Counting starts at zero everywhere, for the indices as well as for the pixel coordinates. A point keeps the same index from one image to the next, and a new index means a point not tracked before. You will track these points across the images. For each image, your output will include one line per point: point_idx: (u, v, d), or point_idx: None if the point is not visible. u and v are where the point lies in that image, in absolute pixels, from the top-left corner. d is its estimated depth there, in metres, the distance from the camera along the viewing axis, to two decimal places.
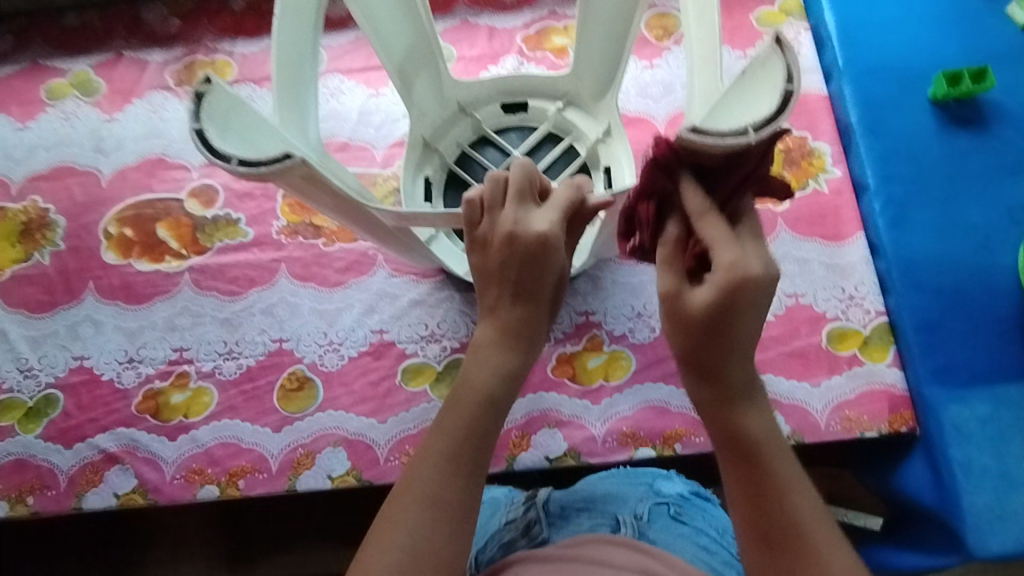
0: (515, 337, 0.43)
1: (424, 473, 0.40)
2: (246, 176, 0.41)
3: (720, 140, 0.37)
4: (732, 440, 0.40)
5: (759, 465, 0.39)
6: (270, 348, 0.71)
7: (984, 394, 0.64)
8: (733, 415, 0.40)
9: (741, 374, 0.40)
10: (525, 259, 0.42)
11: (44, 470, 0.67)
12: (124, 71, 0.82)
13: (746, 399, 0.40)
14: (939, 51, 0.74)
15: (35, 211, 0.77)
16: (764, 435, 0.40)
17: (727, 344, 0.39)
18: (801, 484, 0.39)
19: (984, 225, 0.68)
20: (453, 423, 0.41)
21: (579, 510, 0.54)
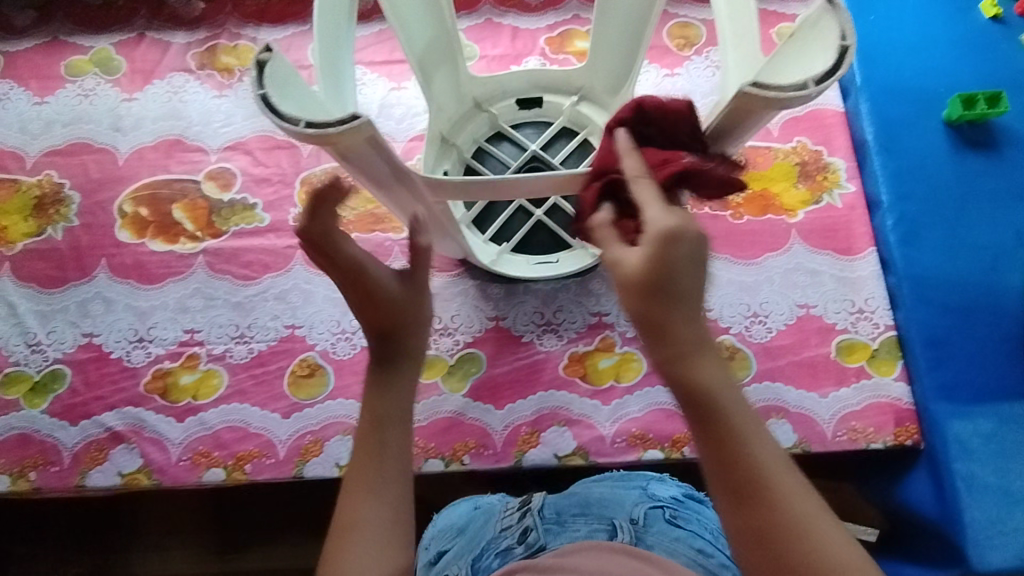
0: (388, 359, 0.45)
1: (348, 517, 0.41)
2: (313, 139, 0.41)
3: (784, 92, 0.40)
4: (687, 392, 0.35)
5: (716, 416, 0.35)
6: (282, 334, 0.70)
7: (990, 411, 0.65)
8: (687, 364, 0.36)
9: (690, 320, 0.37)
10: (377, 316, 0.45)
11: (48, 446, 0.67)
12: (145, 52, 0.82)
13: (700, 347, 0.36)
14: (954, 74, 0.76)
15: (50, 186, 0.76)
16: (720, 379, 0.36)
17: (671, 295, 0.36)
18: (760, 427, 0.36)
19: (993, 245, 0.70)
20: (360, 457, 0.43)
21: (575, 516, 0.53)
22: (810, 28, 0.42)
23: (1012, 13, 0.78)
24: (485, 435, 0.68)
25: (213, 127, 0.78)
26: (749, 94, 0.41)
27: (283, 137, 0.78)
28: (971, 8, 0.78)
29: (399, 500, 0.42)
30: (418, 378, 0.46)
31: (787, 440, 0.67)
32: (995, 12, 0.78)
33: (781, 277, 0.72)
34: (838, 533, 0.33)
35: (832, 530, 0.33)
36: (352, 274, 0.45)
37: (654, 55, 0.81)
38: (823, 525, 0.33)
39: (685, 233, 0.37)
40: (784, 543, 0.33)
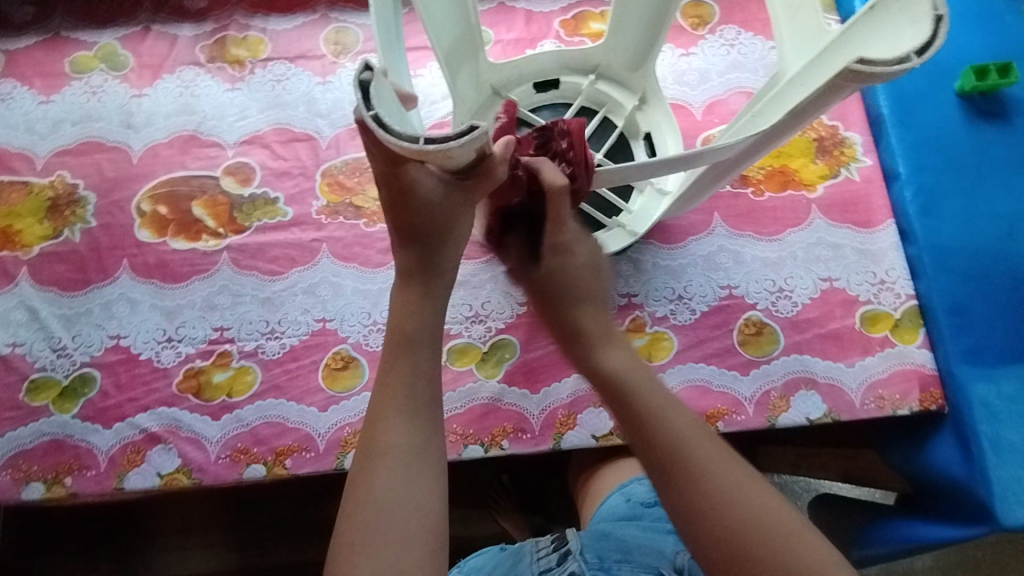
0: (413, 276, 0.51)
1: (384, 437, 0.46)
2: (431, 155, 0.39)
3: (890, 67, 0.41)
4: (602, 380, 0.51)
5: (626, 401, 0.50)
6: (314, 327, 0.70)
7: (1011, 374, 0.67)
8: (596, 359, 0.53)
9: (596, 321, 0.55)
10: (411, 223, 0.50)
11: (82, 450, 0.66)
12: (152, 46, 0.80)
13: (605, 342, 0.54)
14: (966, 46, 0.77)
15: (63, 186, 0.75)
16: (627, 371, 0.51)
17: (574, 301, 0.56)
18: (675, 408, 0.49)
19: (1009, 213, 0.72)
20: (395, 379, 0.48)
21: (619, 562, 0.58)
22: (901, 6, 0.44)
23: None
24: (523, 420, 0.68)
25: (228, 121, 0.77)
26: (853, 73, 0.42)
27: (300, 129, 0.77)
28: None
29: (430, 423, 0.47)
30: (448, 291, 0.52)
31: (817, 411, 0.68)
32: None
33: (803, 252, 0.73)
34: (732, 473, 0.45)
35: (727, 472, 0.45)
36: (396, 183, 0.47)
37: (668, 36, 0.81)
38: (721, 470, 0.45)
39: (575, 252, 0.57)
40: (698, 488, 0.44)
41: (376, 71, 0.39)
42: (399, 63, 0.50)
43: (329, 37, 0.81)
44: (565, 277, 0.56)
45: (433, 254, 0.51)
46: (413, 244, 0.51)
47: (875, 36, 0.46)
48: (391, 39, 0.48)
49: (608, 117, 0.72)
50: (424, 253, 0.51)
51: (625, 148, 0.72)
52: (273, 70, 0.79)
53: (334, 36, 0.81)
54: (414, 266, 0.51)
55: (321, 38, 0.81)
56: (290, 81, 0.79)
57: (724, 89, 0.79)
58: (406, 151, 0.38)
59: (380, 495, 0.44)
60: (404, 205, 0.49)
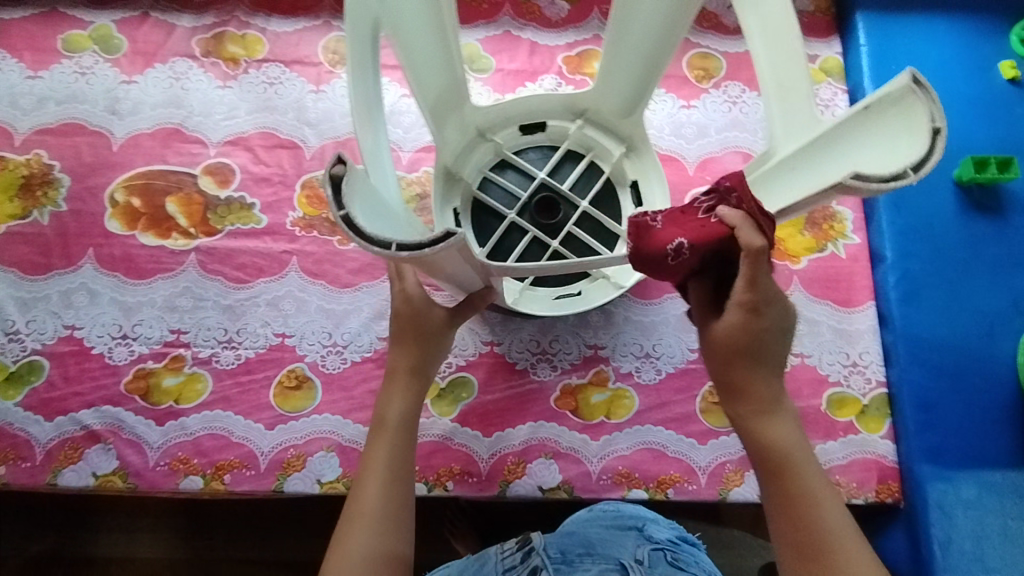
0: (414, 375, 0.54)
1: (364, 504, 0.48)
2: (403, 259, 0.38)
3: (883, 184, 0.40)
4: (760, 450, 0.44)
5: (783, 477, 0.43)
6: (272, 342, 0.69)
7: (970, 477, 0.66)
8: (758, 429, 0.44)
9: (771, 385, 0.45)
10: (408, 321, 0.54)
11: (20, 440, 0.65)
12: (149, 33, 0.79)
13: (770, 411, 0.44)
14: (968, 136, 0.77)
15: (39, 166, 0.73)
16: (791, 444, 0.44)
17: (760, 355, 0.44)
18: (829, 496, 0.43)
19: (990, 312, 0.71)
20: (377, 455, 0.51)
21: (581, 556, 0.54)
22: (900, 110, 0.43)
23: None
24: (471, 462, 0.67)
25: (214, 119, 0.76)
26: (847, 187, 0.41)
27: (286, 136, 0.76)
28: (991, 67, 0.79)
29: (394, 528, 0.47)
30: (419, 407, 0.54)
31: None
32: (1014, 74, 0.79)
33: None
34: None
35: None
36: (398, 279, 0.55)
37: (671, 85, 0.80)
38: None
39: (768, 309, 0.43)
40: None
41: (350, 163, 0.38)
42: (380, 125, 0.51)
43: (327, 45, 0.79)
44: (750, 341, 0.44)
45: (425, 354, 0.55)
46: (408, 344, 0.55)
47: (869, 134, 0.44)
48: (371, 106, 0.49)
49: (595, 162, 0.70)
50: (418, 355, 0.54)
51: (612, 196, 0.69)
52: (267, 72, 0.78)
53: (333, 45, 0.80)
54: (404, 365, 0.55)
55: (320, 45, 0.79)
56: (282, 85, 0.77)
57: (720, 146, 0.78)
58: (378, 256, 0.37)
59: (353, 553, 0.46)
60: (404, 310, 0.55)
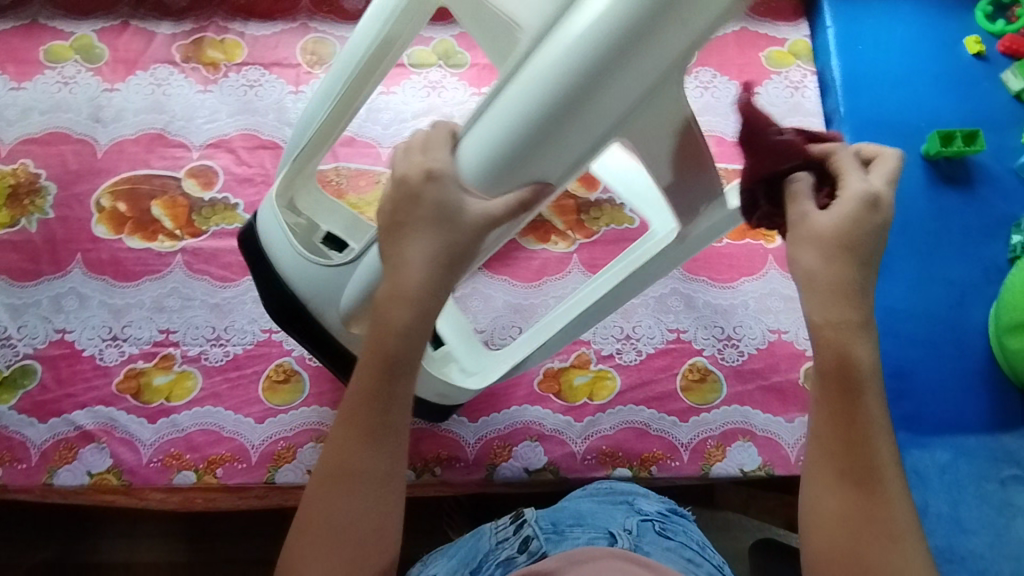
0: (415, 295, 0.42)
1: (351, 463, 0.42)
2: None
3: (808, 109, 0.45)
4: (838, 364, 0.39)
5: (853, 393, 0.39)
6: (259, 337, 0.70)
7: (946, 442, 0.67)
8: (845, 340, 0.38)
9: (862, 302, 0.39)
10: (430, 204, 0.42)
11: (15, 442, 0.66)
12: (129, 41, 0.80)
13: (863, 327, 0.39)
14: (936, 110, 0.78)
15: (25, 175, 0.75)
16: (873, 367, 0.39)
17: (861, 256, 0.39)
18: (887, 424, 0.39)
19: (960, 281, 0.72)
20: (361, 399, 0.42)
21: (571, 526, 0.55)
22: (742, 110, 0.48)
23: (995, 50, 0.81)
24: (458, 447, 0.68)
25: (196, 123, 0.77)
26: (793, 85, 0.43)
27: (267, 136, 0.77)
28: (956, 43, 0.81)
29: (377, 502, 0.42)
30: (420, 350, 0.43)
31: (752, 463, 0.68)
32: (978, 49, 0.80)
33: (755, 302, 0.74)
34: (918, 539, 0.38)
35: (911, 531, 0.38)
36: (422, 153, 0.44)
37: None
38: (905, 524, 0.38)
39: (879, 202, 0.39)
40: (872, 525, 0.38)
41: None
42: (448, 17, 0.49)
43: (305, 46, 0.81)
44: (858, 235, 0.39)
45: (448, 257, 0.42)
46: (426, 245, 0.42)
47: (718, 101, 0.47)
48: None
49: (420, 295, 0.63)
50: (435, 274, 0.42)
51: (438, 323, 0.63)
52: (246, 75, 0.80)
53: (311, 46, 0.82)
54: (418, 284, 0.42)
55: (298, 46, 0.81)
56: (262, 87, 0.79)
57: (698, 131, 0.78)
58: None
59: (335, 519, 0.41)
60: (416, 188, 0.42)
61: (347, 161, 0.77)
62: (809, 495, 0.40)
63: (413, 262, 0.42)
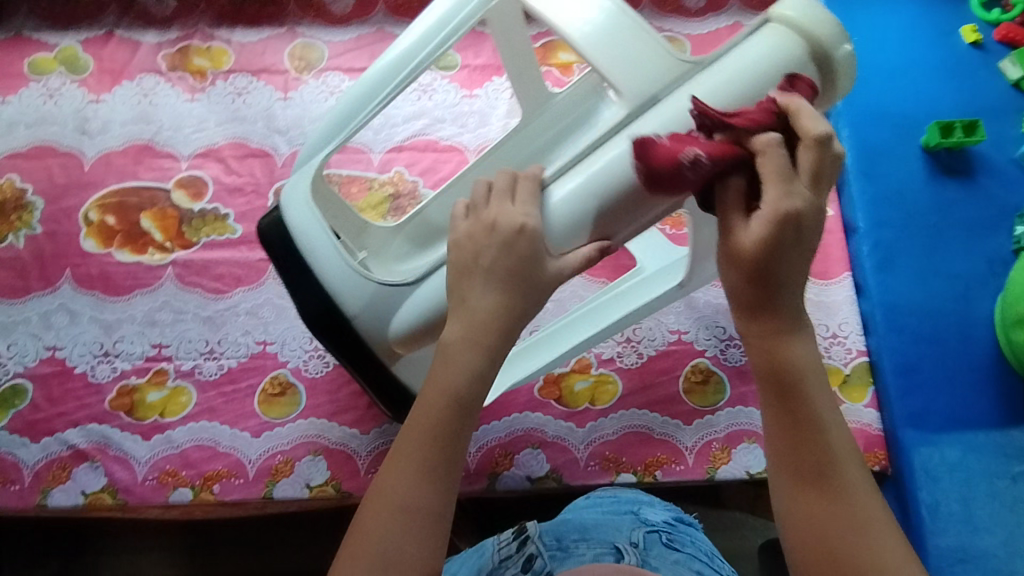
0: (483, 331, 0.41)
1: (399, 493, 0.38)
2: (826, 64, 0.47)
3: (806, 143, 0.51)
4: (774, 369, 0.38)
5: (795, 396, 0.38)
6: (254, 350, 0.69)
7: (955, 439, 0.66)
8: (780, 346, 0.38)
9: (792, 302, 0.38)
10: (506, 248, 0.43)
11: (8, 463, 0.65)
12: (114, 51, 0.79)
13: (796, 330, 0.38)
14: (935, 101, 0.77)
15: (12, 190, 0.74)
16: (811, 368, 0.38)
17: (778, 277, 0.37)
18: (837, 422, 0.38)
19: (965, 274, 0.71)
20: (418, 430, 0.40)
21: (576, 541, 0.54)
22: None
23: (992, 38, 0.80)
24: None
25: (184, 133, 0.76)
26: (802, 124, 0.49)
27: (256, 144, 0.76)
28: (953, 32, 0.80)
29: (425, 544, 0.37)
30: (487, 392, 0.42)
31: (758, 465, 0.66)
32: (975, 38, 0.79)
33: None
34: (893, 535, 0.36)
35: (885, 529, 0.36)
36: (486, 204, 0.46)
37: None
38: (878, 525, 0.36)
39: (801, 212, 0.35)
40: (840, 527, 0.36)
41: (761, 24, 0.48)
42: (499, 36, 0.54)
43: (293, 52, 0.80)
44: (776, 257, 0.36)
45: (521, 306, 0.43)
46: (505, 289, 0.42)
47: None
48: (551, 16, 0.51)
49: None
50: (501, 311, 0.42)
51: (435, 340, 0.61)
52: (234, 83, 0.78)
53: (299, 51, 0.80)
54: (482, 320, 0.42)
55: (285, 52, 0.80)
56: (250, 95, 0.78)
57: None
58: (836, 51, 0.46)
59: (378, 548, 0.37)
60: (492, 232, 0.44)
61: (338, 168, 0.76)
62: (778, 507, 0.38)
63: (483, 303, 0.42)
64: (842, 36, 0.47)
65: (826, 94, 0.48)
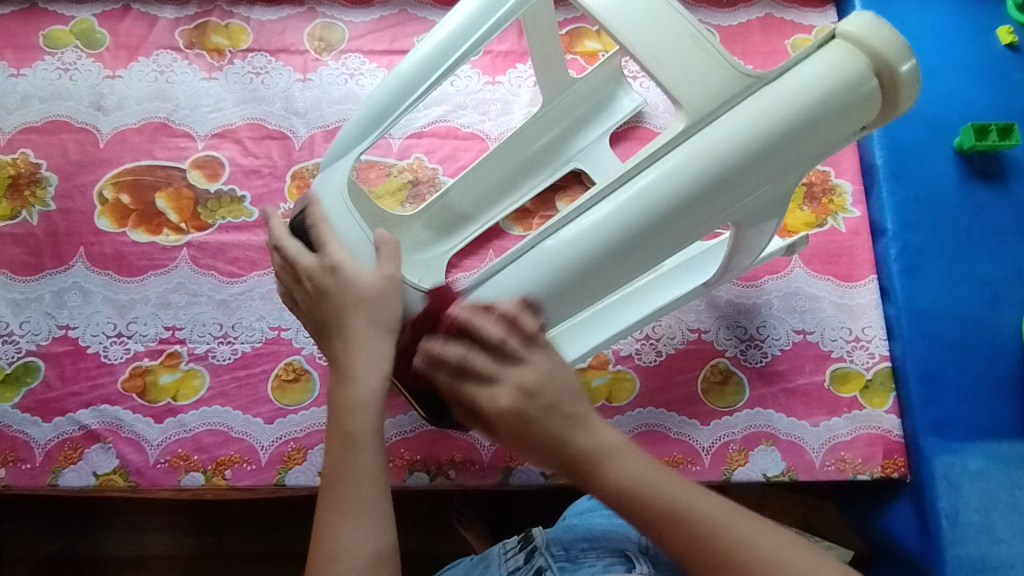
0: (358, 360, 0.47)
1: (340, 492, 0.44)
2: (890, 77, 0.49)
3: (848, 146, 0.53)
4: (621, 501, 0.40)
5: (645, 510, 0.40)
6: (268, 335, 0.68)
7: (978, 449, 0.65)
8: (607, 479, 0.41)
9: (591, 433, 0.41)
10: (326, 293, 0.50)
11: (19, 442, 0.64)
12: (131, 26, 0.77)
13: (614, 450, 0.41)
14: (969, 102, 0.75)
15: (26, 165, 0.72)
16: (639, 471, 0.41)
17: (553, 428, 0.41)
18: (691, 494, 0.41)
19: (993, 281, 0.70)
20: (344, 449, 0.45)
21: (586, 550, 0.52)
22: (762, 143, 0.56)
23: None
24: (472, 450, 0.66)
25: (201, 112, 0.75)
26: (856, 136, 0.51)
27: (274, 126, 0.75)
28: (989, 32, 0.78)
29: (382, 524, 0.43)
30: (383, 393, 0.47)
31: (775, 468, 0.65)
32: (1011, 40, 0.77)
33: (779, 300, 0.71)
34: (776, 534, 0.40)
35: (770, 536, 0.40)
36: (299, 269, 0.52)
37: None
38: (768, 545, 0.39)
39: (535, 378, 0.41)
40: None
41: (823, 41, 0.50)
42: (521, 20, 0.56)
43: (313, 32, 0.78)
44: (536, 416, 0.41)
45: (369, 321, 0.48)
46: (342, 330, 0.48)
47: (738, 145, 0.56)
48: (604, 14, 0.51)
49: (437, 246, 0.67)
50: (365, 339, 0.48)
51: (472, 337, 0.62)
52: (252, 62, 0.77)
53: (319, 32, 0.78)
54: (360, 348, 0.47)
55: (305, 32, 0.78)
56: (269, 75, 0.76)
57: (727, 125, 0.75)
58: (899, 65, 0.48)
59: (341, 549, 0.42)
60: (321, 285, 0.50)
61: None
62: None
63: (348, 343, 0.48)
64: (907, 51, 0.49)
65: (884, 112, 0.51)
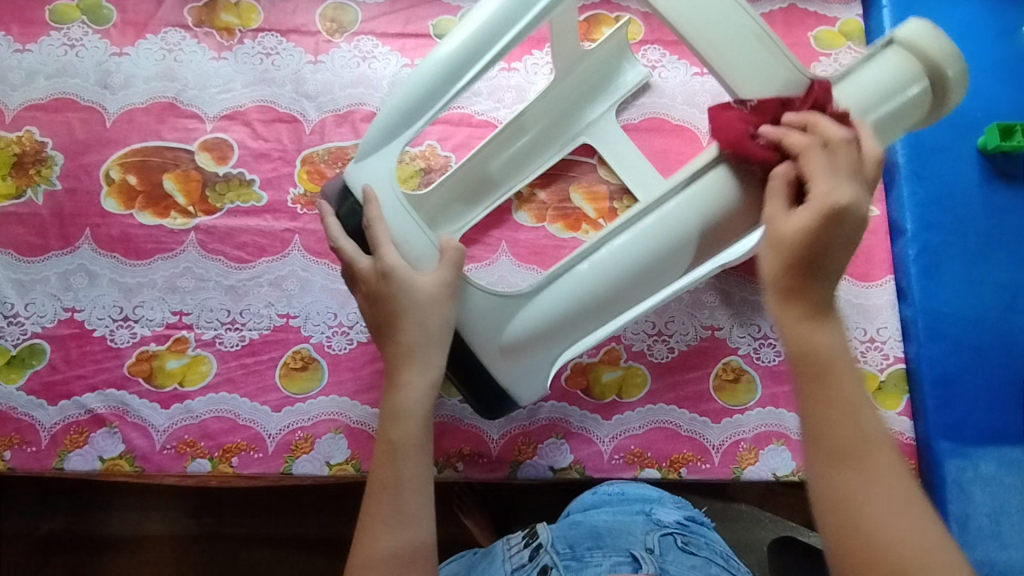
0: (400, 369, 0.51)
1: (379, 491, 0.49)
2: (939, 85, 0.51)
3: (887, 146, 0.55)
4: (802, 356, 0.41)
5: (822, 381, 0.40)
6: (277, 322, 0.67)
7: (991, 453, 0.65)
8: (805, 335, 0.41)
9: (827, 291, 0.42)
10: (380, 298, 0.52)
11: (24, 424, 0.64)
12: (138, 2, 0.76)
13: (821, 317, 0.41)
14: (994, 101, 0.74)
15: (30, 143, 0.71)
16: (830, 352, 0.41)
17: (825, 257, 0.41)
18: (864, 403, 0.40)
19: (1012, 284, 0.69)
20: (383, 456, 0.50)
21: (591, 550, 0.53)
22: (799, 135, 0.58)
23: None
24: (481, 443, 0.66)
25: (209, 93, 0.73)
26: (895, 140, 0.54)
27: (284, 109, 0.73)
28: (1017, 29, 0.76)
29: (415, 528, 0.48)
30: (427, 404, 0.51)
31: (785, 468, 0.65)
32: None
33: None
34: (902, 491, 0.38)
35: (896, 486, 0.39)
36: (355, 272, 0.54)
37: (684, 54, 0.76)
38: (889, 489, 0.38)
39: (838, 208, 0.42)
40: (861, 498, 0.38)
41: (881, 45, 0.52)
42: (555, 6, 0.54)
43: (325, 12, 0.76)
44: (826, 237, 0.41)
45: (417, 333, 0.51)
46: (393, 341, 0.52)
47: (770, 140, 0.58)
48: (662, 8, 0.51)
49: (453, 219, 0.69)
50: (406, 351, 0.51)
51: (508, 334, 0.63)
52: (262, 42, 0.75)
53: (331, 12, 0.76)
54: (403, 357, 0.51)
55: (317, 12, 0.76)
56: (279, 56, 0.75)
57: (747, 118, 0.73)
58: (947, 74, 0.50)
59: (376, 554, 0.47)
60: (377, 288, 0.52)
61: None
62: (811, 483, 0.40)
63: (398, 356, 0.51)
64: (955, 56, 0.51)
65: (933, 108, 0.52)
